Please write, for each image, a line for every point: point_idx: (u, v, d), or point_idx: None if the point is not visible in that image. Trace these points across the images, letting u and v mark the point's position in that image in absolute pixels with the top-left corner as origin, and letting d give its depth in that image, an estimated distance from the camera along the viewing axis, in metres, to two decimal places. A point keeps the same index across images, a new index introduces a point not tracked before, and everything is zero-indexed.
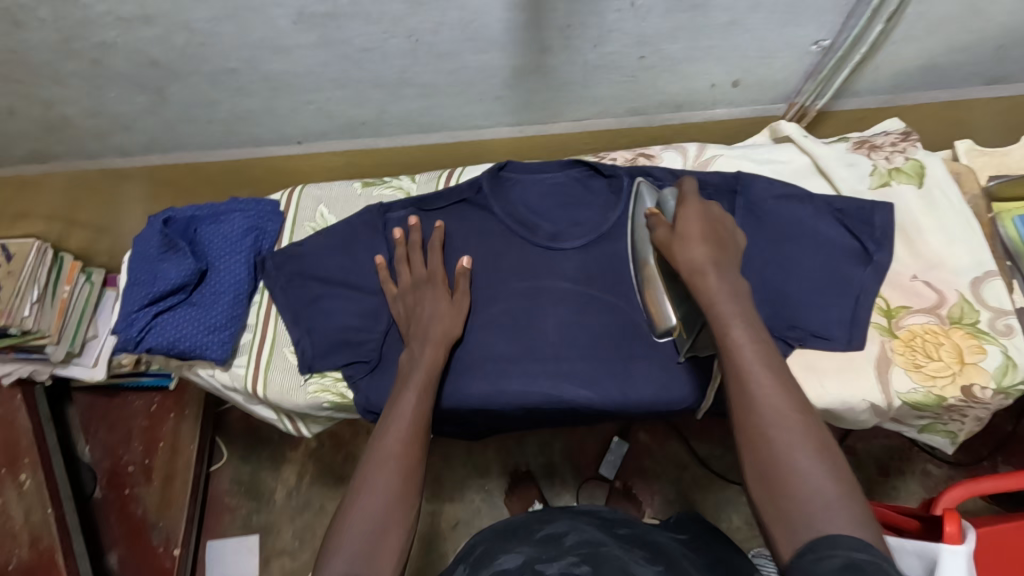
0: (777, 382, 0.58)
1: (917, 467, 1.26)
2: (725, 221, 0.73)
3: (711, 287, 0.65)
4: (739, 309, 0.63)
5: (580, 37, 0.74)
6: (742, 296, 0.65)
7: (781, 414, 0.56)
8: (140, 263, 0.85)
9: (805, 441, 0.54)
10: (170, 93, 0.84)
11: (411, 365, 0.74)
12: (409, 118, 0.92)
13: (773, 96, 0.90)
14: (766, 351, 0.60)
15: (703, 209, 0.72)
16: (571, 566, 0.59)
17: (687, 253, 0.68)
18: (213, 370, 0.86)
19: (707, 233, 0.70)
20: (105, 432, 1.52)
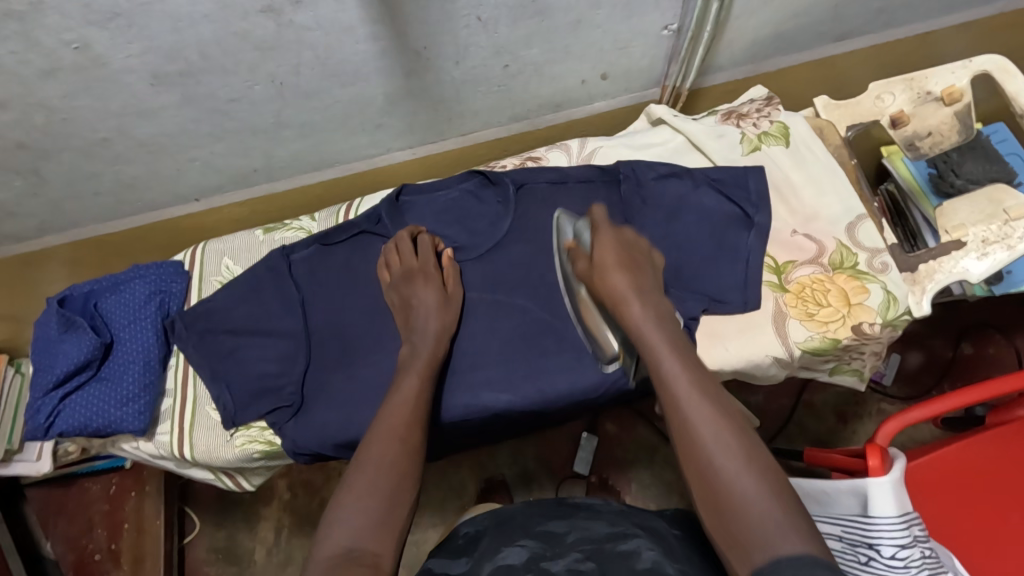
0: (713, 406, 0.60)
1: (872, 408, 1.31)
2: (642, 250, 0.77)
3: (634, 319, 0.69)
4: (664, 334, 0.68)
5: (439, 56, 0.76)
6: (665, 328, 0.68)
7: (717, 438, 0.58)
8: (40, 348, 0.83)
9: (744, 464, 0.57)
10: (46, 172, 0.82)
11: (413, 355, 0.75)
12: (299, 159, 0.92)
13: (642, 82, 0.94)
14: (700, 380, 0.63)
15: (619, 235, 0.77)
16: (578, 564, 0.64)
17: (609, 284, 0.72)
18: (137, 442, 0.84)
19: (628, 265, 0.74)
20: (64, 525, 1.47)
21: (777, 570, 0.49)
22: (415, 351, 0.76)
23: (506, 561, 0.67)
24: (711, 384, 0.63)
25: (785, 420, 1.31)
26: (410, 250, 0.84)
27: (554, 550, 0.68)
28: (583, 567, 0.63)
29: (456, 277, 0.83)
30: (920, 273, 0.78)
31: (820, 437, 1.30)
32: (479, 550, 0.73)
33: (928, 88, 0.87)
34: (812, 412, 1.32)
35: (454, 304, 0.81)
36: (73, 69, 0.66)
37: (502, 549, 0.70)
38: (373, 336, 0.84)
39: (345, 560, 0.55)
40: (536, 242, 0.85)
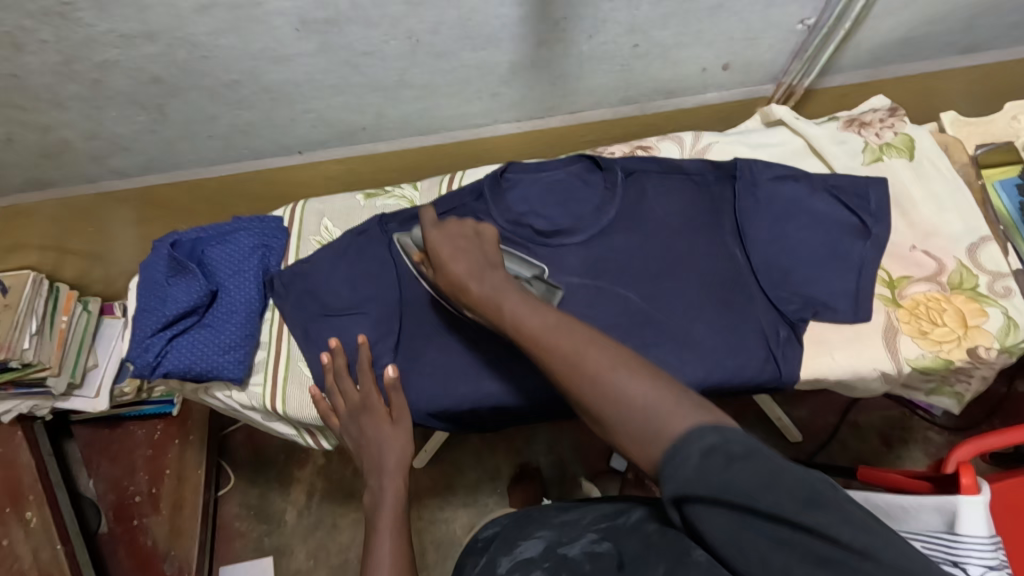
0: (559, 326, 0.58)
1: (919, 435, 1.28)
2: (470, 230, 0.72)
3: (476, 295, 0.66)
4: (507, 291, 0.65)
5: (575, 29, 0.77)
6: (500, 275, 0.67)
7: (586, 359, 0.54)
8: (147, 289, 0.84)
9: (610, 361, 0.54)
10: (170, 109, 0.85)
11: (375, 504, 0.70)
12: (408, 120, 0.94)
13: (760, 77, 0.93)
14: (546, 320, 0.59)
15: (443, 232, 0.72)
16: (592, 544, 0.69)
17: (451, 277, 0.68)
18: (229, 390, 0.85)
19: (461, 249, 0.70)
20: (108, 466, 1.49)
21: (686, 449, 0.45)
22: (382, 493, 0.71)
23: (525, 555, 0.70)
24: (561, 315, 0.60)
25: (828, 437, 1.28)
26: (350, 384, 0.79)
27: (569, 538, 0.72)
28: (600, 548, 0.67)
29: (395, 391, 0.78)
30: None
31: (864, 459, 1.27)
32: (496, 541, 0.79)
33: None
34: (855, 432, 1.29)
35: (401, 432, 0.76)
36: (228, 5, 0.68)
37: (520, 543, 0.73)
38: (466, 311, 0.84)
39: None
40: (641, 231, 0.84)
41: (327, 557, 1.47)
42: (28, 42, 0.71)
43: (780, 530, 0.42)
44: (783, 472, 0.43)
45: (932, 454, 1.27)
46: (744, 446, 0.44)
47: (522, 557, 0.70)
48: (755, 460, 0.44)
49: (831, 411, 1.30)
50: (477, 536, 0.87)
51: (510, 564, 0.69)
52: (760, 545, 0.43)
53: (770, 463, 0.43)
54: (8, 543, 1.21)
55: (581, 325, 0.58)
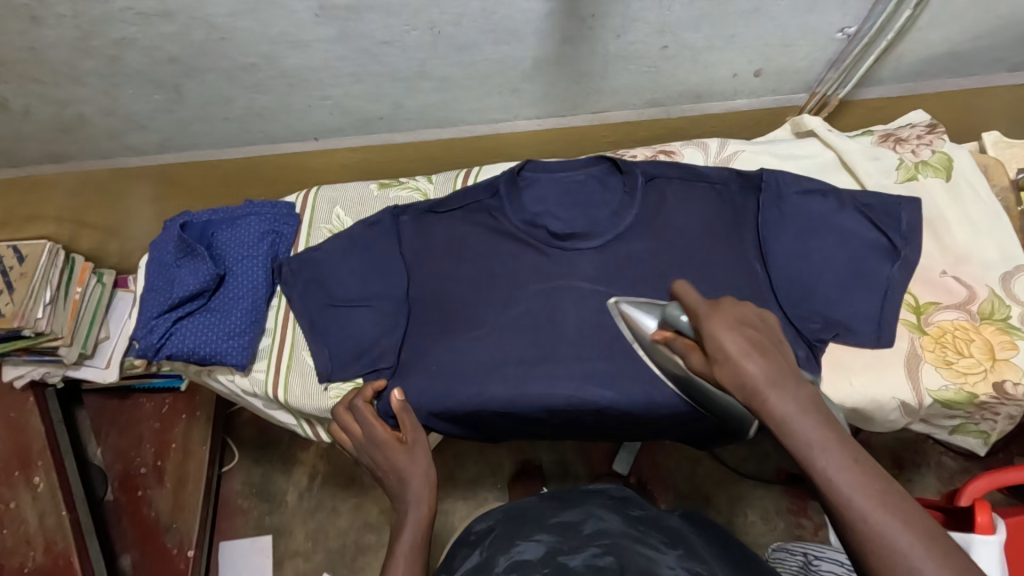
0: (887, 494, 0.44)
1: (932, 459, 1.25)
2: (752, 317, 0.53)
3: (776, 416, 0.48)
4: (816, 420, 0.47)
5: (603, 27, 0.75)
6: (803, 398, 0.48)
7: (898, 538, 0.43)
8: (156, 269, 0.84)
9: (906, 528, 0.43)
10: (187, 89, 0.84)
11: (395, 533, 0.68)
12: (426, 112, 0.92)
13: (794, 85, 0.89)
14: (869, 476, 0.45)
15: (730, 310, 0.53)
16: (593, 557, 0.65)
17: (735, 378, 0.49)
18: (233, 375, 0.85)
19: (755, 342, 0.50)
20: (116, 436, 1.50)
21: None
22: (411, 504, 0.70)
23: (524, 557, 0.70)
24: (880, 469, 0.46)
25: None
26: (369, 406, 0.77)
27: (570, 547, 0.70)
28: (602, 562, 0.64)
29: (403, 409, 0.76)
30: None
31: None
32: (492, 543, 0.78)
33: None
34: (866, 452, 1.26)
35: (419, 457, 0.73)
36: None
37: (518, 543, 0.73)
38: (471, 311, 0.82)
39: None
40: (658, 238, 0.82)
41: (325, 539, 1.48)
42: (45, 16, 0.70)
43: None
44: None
45: (945, 480, 1.24)
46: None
47: (519, 560, 0.69)
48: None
49: None
50: (470, 530, 0.89)
51: (508, 565, 0.69)
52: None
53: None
54: (17, 505, 1.24)
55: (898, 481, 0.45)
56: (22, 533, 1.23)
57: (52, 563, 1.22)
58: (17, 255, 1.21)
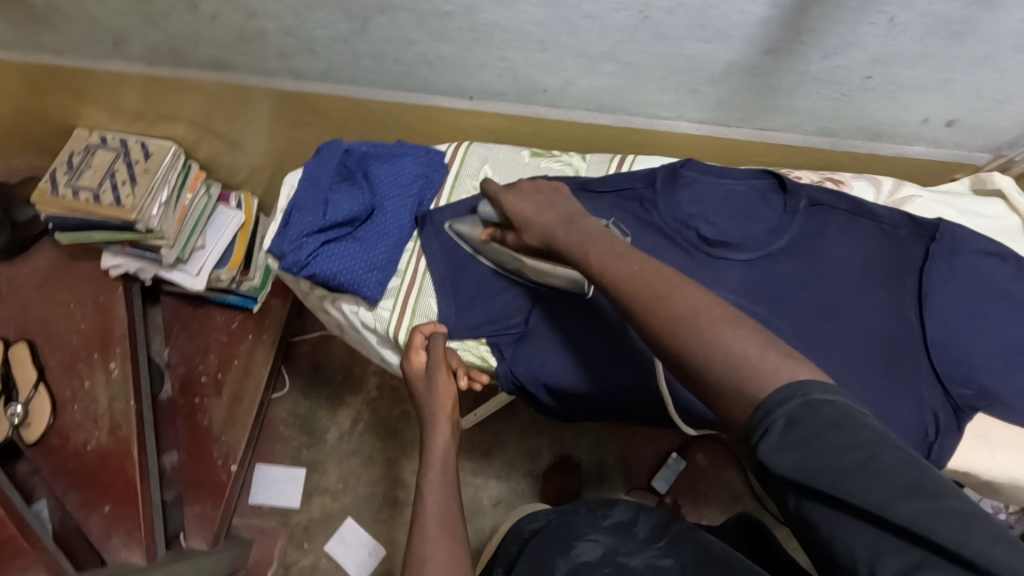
0: (643, 272, 0.57)
1: None
2: (546, 187, 0.75)
3: (563, 243, 0.66)
4: (597, 241, 0.64)
5: (816, 45, 0.72)
6: (586, 226, 0.66)
7: (660, 300, 0.53)
8: (309, 187, 0.84)
9: (703, 300, 0.51)
10: (373, 25, 0.85)
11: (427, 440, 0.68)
12: (592, 95, 0.91)
13: (980, 144, 0.85)
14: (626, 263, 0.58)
15: (530, 185, 0.76)
16: (655, 558, 0.68)
17: (533, 224, 0.71)
18: (358, 306, 0.86)
19: (536, 202, 0.72)
20: (184, 339, 1.54)
21: (764, 419, 0.43)
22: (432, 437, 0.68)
23: (584, 558, 0.70)
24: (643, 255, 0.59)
25: None
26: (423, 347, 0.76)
27: (629, 548, 0.72)
28: (663, 564, 0.67)
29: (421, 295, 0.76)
30: None
31: None
32: (542, 539, 0.78)
33: None
34: None
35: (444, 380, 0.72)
36: None
37: (575, 545, 0.73)
38: None
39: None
40: (812, 266, 0.79)
41: (356, 485, 1.51)
42: None
43: (864, 516, 0.38)
44: (883, 449, 0.39)
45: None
46: (835, 410, 0.41)
47: (580, 561, 0.70)
48: (842, 428, 0.40)
49: None
50: (522, 529, 0.86)
51: (567, 564, 0.69)
52: (858, 538, 0.38)
53: (858, 433, 0.40)
54: (91, 385, 1.28)
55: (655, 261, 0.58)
56: (92, 412, 1.27)
57: (113, 446, 1.25)
58: (143, 151, 1.24)
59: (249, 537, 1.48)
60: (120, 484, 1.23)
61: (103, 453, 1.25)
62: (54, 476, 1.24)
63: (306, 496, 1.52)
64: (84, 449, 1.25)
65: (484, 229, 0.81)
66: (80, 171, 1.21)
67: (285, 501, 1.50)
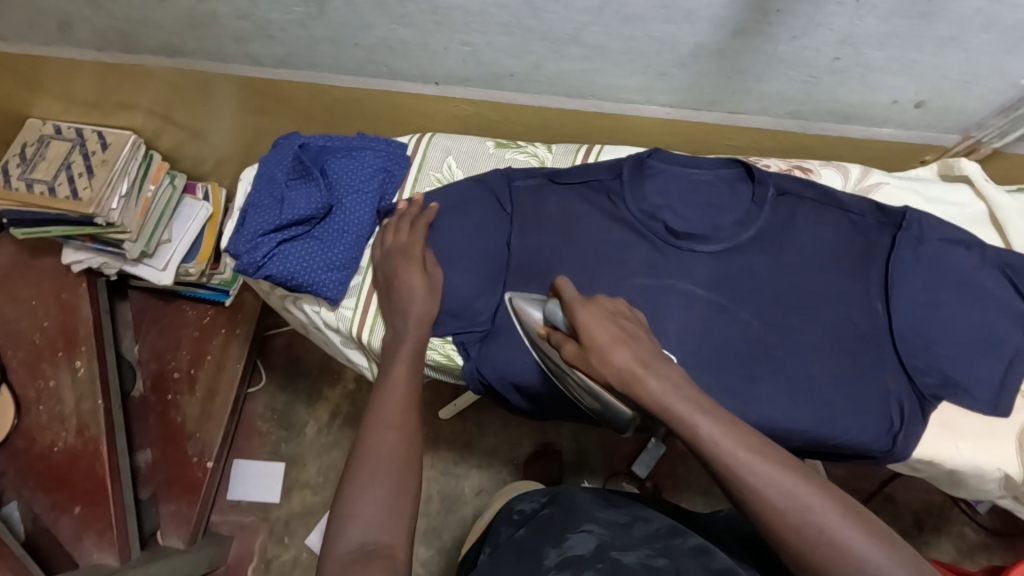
0: (737, 434, 0.56)
1: (954, 527, 1.24)
2: (623, 311, 0.64)
3: (654, 395, 0.57)
4: (691, 400, 0.57)
5: (784, 26, 0.70)
6: (673, 373, 0.59)
7: (768, 477, 0.54)
8: (265, 185, 0.81)
9: (783, 471, 0.54)
10: (329, 8, 0.81)
11: (386, 382, 0.69)
12: (559, 79, 0.88)
13: (949, 125, 0.84)
14: (707, 403, 0.57)
15: (599, 306, 0.63)
16: (649, 560, 0.66)
17: (611, 366, 0.58)
18: (320, 307, 0.83)
19: (616, 331, 0.61)
20: (155, 335, 1.50)
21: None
22: (380, 404, 0.66)
23: (576, 551, 0.68)
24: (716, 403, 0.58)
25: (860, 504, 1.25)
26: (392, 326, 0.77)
27: (623, 543, 0.70)
28: (656, 564, 0.66)
29: (407, 301, 0.76)
30: None
31: None
32: (532, 528, 0.76)
33: None
34: (890, 507, 1.26)
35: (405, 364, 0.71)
36: None
37: (569, 538, 0.71)
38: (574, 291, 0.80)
39: (365, 556, 0.55)
40: (782, 257, 0.78)
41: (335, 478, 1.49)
42: None
43: None
44: None
45: (961, 550, 1.24)
46: None
47: (572, 554, 0.68)
48: None
49: (870, 480, 1.27)
50: (512, 508, 0.86)
51: (560, 558, 0.68)
52: None
53: None
54: (56, 385, 1.24)
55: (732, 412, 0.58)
56: (58, 412, 1.23)
57: (81, 446, 1.22)
58: (100, 142, 1.19)
59: (228, 533, 1.46)
60: (90, 484, 1.20)
61: (71, 453, 1.21)
62: (22, 479, 1.21)
63: (286, 490, 1.50)
64: (52, 451, 1.22)
65: (545, 326, 0.70)
66: (34, 163, 1.16)
67: (263, 497, 1.48)
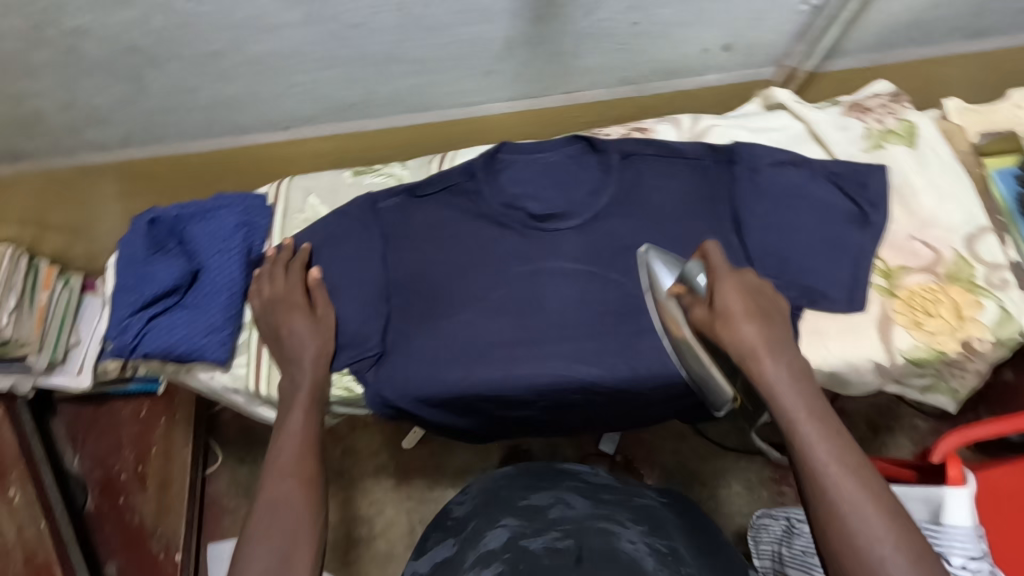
0: (856, 459, 0.56)
1: (905, 422, 1.30)
2: (764, 288, 0.67)
3: (770, 381, 0.60)
4: (798, 384, 0.60)
5: (573, 4, 0.74)
6: (797, 360, 0.61)
7: (850, 498, 0.54)
8: (126, 266, 0.82)
9: (860, 491, 0.55)
10: (148, 80, 0.81)
11: (282, 431, 0.71)
12: (398, 98, 0.90)
13: (761, 60, 0.91)
14: (826, 413, 0.58)
15: (740, 279, 0.65)
16: (555, 542, 0.71)
17: (738, 334, 0.61)
18: (213, 371, 0.83)
19: (750, 306, 0.63)
20: (93, 443, 1.43)
21: None
22: (279, 449, 0.68)
23: (488, 547, 0.72)
24: (843, 431, 0.58)
25: None
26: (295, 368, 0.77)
27: (534, 529, 0.74)
28: (560, 545, 0.70)
29: (299, 345, 0.78)
30: None
31: None
32: (465, 529, 0.79)
33: None
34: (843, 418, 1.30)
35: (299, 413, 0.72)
36: None
37: (485, 534, 0.74)
38: (456, 294, 0.82)
39: None
40: (639, 215, 0.82)
41: None
42: None
43: None
44: None
45: (913, 439, 1.30)
46: None
47: (484, 550, 0.72)
48: None
49: None
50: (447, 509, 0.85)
51: (474, 557, 0.72)
52: None
53: None
54: None
55: (853, 437, 0.58)
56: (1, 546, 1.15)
57: None
58: None
59: None
60: None
61: None
62: None
63: None
64: None
65: (676, 284, 0.67)
66: None
67: None
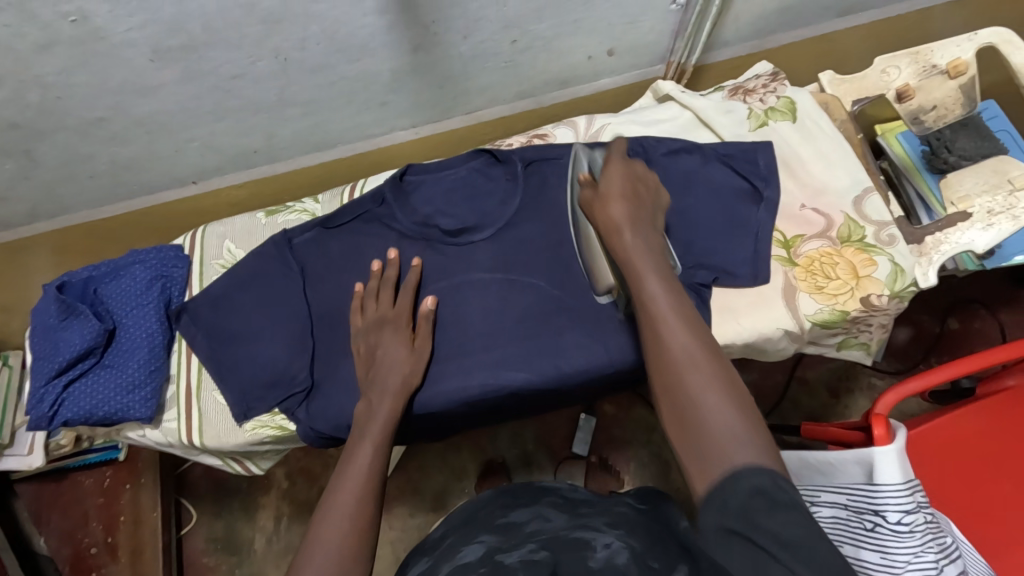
0: (705, 341, 0.61)
1: (863, 381, 1.29)
2: (648, 180, 0.77)
3: (625, 245, 0.69)
4: (652, 258, 0.68)
5: (448, 31, 0.76)
6: (655, 238, 0.71)
7: (689, 355, 0.59)
8: (40, 335, 0.81)
9: (702, 357, 0.59)
10: (39, 153, 0.81)
11: (347, 464, 0.69)
12: (301, 138, 0.91)
13: (649, 58, 0.95)
14: (683, 305, 0.64)
15: (626, 167, 0.76)
16: (530, 554, 0.68)
17: (606, 211, 0.72)
18: (143, 430, 0.83)
19: (631, 204, 0.73)
20: (59, 519, 1.36)
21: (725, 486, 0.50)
22: (340, 483, 0.67)
23: (464, 560, 0.70)
24: (697, 319, 0.64)
25: (779, 396, 1.28)
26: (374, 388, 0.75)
27: (510, 543, 0.71)
28: (536, 557, 0.67)
29: (388, 370, 0.76)
30: (926, 244, 0.82)
31: (815, 414, 1.28)
32: (442, 546, 0.76)
33: (933, 62, 0.93)
34: (805, 387, 1.29)
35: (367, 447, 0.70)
36: (72, 42, 0.64)
37: (462, 547, 0.72)
38: None
39: None
40: (547, 218, 0.84)
41: None
42: None
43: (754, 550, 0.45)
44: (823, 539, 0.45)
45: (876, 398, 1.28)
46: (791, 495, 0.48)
47: (459, 563, 0.70)
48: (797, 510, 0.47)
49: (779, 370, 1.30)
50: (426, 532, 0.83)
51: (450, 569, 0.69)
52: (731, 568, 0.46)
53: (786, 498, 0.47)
54: None
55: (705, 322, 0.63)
56: None
57: None
58: None
59: None
60: None
61: None
62: None
63: None
64: None
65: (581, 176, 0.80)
66: None
67: None
